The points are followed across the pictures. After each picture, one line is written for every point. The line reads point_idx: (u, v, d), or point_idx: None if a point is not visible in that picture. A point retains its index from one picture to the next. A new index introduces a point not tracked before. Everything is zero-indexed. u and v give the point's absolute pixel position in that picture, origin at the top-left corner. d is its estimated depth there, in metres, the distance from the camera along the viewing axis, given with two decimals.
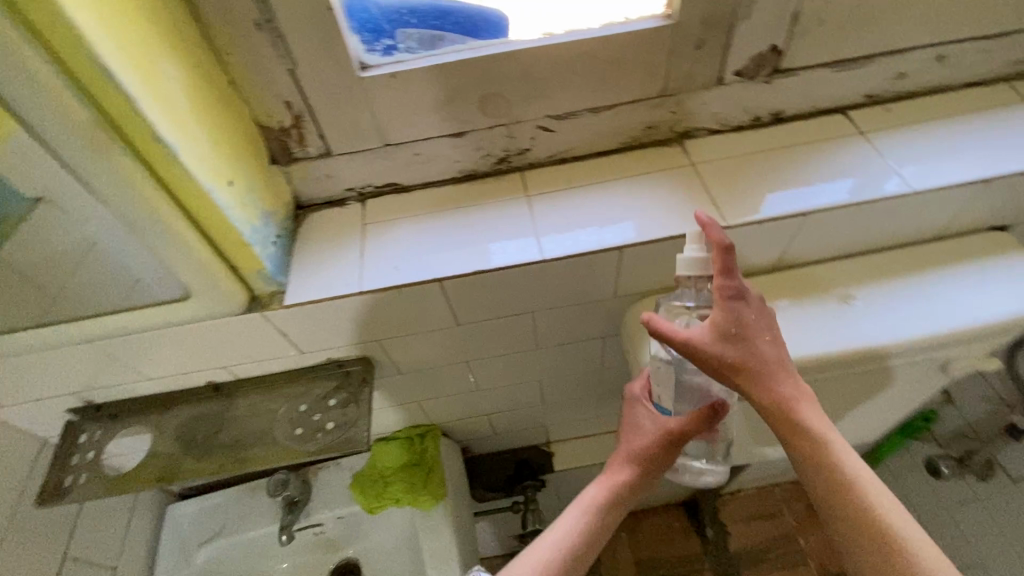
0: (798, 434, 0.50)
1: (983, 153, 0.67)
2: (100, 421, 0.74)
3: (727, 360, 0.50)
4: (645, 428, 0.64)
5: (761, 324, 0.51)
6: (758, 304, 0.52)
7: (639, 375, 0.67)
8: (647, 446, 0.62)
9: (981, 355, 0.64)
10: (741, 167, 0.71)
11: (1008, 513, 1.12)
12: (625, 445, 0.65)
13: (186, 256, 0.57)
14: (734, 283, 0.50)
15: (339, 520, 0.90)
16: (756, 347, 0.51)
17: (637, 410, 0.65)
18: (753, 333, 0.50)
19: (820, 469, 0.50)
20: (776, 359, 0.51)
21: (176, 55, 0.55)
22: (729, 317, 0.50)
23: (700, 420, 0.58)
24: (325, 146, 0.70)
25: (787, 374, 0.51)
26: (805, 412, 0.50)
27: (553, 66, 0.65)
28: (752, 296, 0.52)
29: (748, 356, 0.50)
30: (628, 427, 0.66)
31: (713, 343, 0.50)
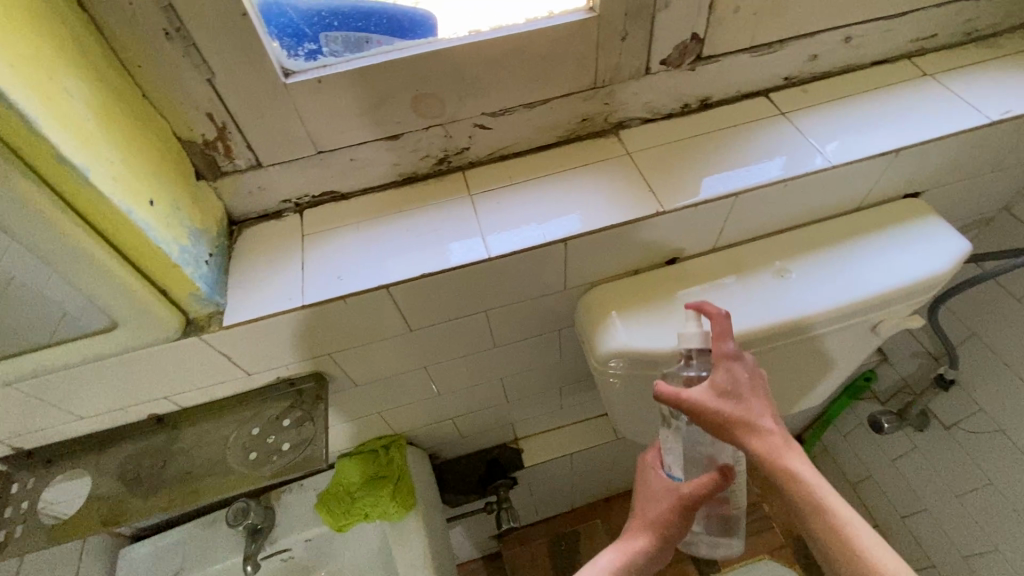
0: (794, 487, 0.52)
1: (893, 125, 0.72)
2: (36, 468, 0.74)
3: (726, 414, 0.54)
4: (659, 493, 0.65)
5: (757, 387, 0.56)
6: (755, 369, 0.57)
7: (650, 447, 0.70)
8: (662, 511, 0.63)
9: (899, 316, 0.73)
10: (674, 154, 0.73)
11: (941, 457, 1.15)
12: (641, 513, 0.66)
13: (109, 285, 0.52)
14: (731, 345, 0.56)
15: (307, 543, 0.97)
16: (752, 405, 0.55)
17: (650, 478, 0.67)
18: (751, 393, 0.55)
19: (820, 519, 0.51)
20: (772, 418, 0.55)
21: (78, 62, 0.49)
22: (728, 376, 0.55)
23: (711, 483, 0.60)
24: (254, 158, 0.65)
25: (782, 430, 0.55)
26: (801, 467, 0.53)
27: (483, 63, 0.63)
28: (751, 363, 0.57)
29: (746, 412, 0.54)
30: (643, 497, 0.67)
31: (714, 399, 0.54)
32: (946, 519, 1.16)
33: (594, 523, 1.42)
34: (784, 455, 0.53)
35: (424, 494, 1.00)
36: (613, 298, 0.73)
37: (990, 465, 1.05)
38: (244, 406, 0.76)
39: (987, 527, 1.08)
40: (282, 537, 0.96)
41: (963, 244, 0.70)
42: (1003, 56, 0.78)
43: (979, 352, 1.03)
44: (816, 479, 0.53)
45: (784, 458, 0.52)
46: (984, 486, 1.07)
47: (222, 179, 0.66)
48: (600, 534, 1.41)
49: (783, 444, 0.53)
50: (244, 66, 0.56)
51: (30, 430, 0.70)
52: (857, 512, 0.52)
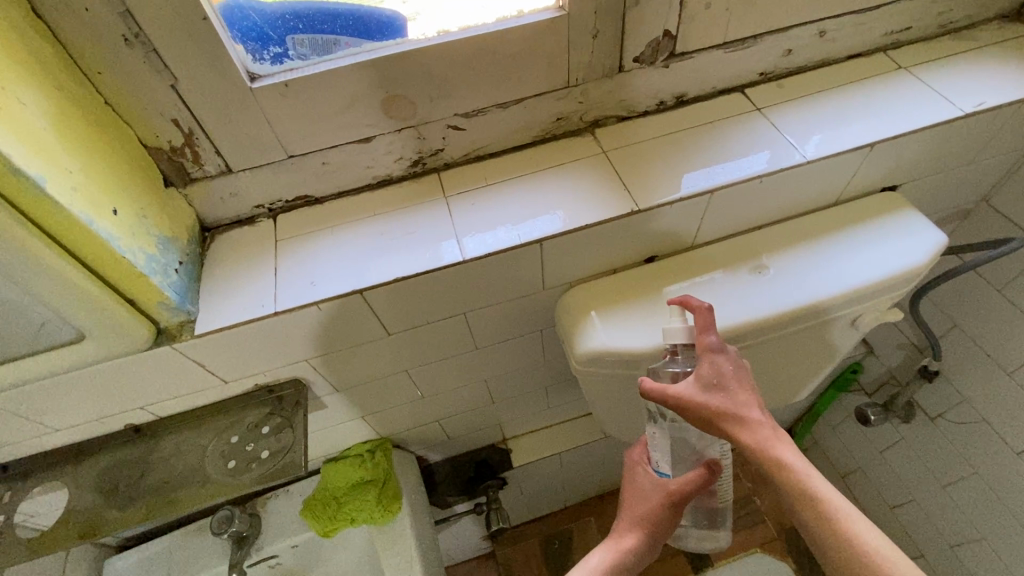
0: (785, 477, 0.50)
1: (869, 119, 0.72)
2: (10, 482, 0.72)
3: (712, 406, 0.53)
4: (647, 491, 0.64)
5: (744, 379, 0.55)
6: (740, 362, 0.56)
7: (637, 443, 0.70)
8: (649, 509, 0.62)
9: (878, 309, 0.73)
10: (650, 152, 0.72)
11: (928, 449, 1.16)
12: (629, 512, 0.65)
13: (73, 296, 0.51)
14: (714, 337, 0.56)
15: (294, 548, 0.97)
16: (739, 396, 0.54)
17: (638, 475, 0.67)
18: (737, 384, 0.54)
19: (810, 507, 0.49)
20: (761, 409, 0.54)
21: (33, 72, 0.48)
22: (712, 369, 0.55)
23: (697, 478, 0.60)
24: (224, 164, 0.64)
25: (771, 420, 0.53)
26: (788, 454, 0.51)
27: (453, 64, 0.62)
28: (735, 356, 0.57)
29: (732, 404, 0.53)
30: (631, 494, 0.67)
31: (699, 392, 0.54)
32: (934, 508, 1.17)
33: (587, 520, 1.42)
34: (773, 444, 0.51)
35: (412, 498, 0.99)
36: (592, 298, 0.73)
37: (976, 455, 1.06)
38: (223, 414, 0.75)
39: (973, 516, 1.09)
40: (269, 544, 0.96)
41: (940, 237, 0.70)
42: (976, 48, 0.78)
43: (963, 344, 1.03)
44: (808, 469, 0.51)
45: (773, 447, 0.51)
46: (970, 476, 1.08)
47: (192, 185, 0.65)
48: (593, 532, 1.41)
49: (772, 434, 0.52)
50: (208, 71, 0.55)
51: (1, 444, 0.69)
52: (853, 504, 0.49)
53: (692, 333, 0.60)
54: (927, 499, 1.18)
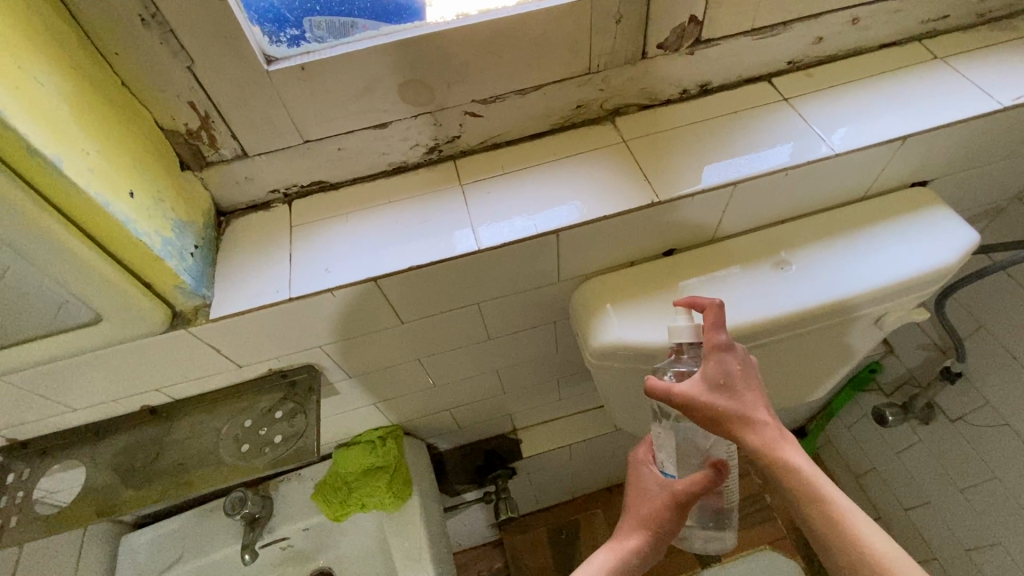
0: (788, 477, 0.50)
1: (902, 111, 0.69)
2: (30, 459, 0.74)
3: (716, 406, 0.52)
4: (651, 491, 0.63)
5: (751, 378, 0.54)
6: (748, 361, 0.55)
7: (642, 442, 0.69)
8: (654, 510, 0.61)
9: (905, 307, 0.71)
10: (672, 142, 0.70)
11: (946, 452, 1.13)
12: (633, 512, 0.64)
13: (90, 278, 0.52)
14: (722, 335, 0.54)
15: (305, 531, 0.98)
16: (747, 398, 0.53)
17: (643, 476, 0.66)
18: (744, 385, 0.53)
19: (814, 508, 0.49)
20: (768, 410, 0.53)
21: (52, 54, 0.47)
22: (718, 369, 0.53)
23: (705, 479, 0.58)
24: (240, 148, 0.63)
25: (776, 422, 0.53)
26: (791, 454, 0.51)
27: (472, 48, 0.61)
28: (743, 354, 0.55)
29: (740, 405, 0.52)
30: (635, 494, 0.66)
31: (706, 391, 0.53)
32: (949, 511, 1.15)
33: (595, 512, 1.42)
34: (778, 446, 0.51)
35: (421, 485, 1.00)
36: (608, 291, 0.72)
37: (996, 460, 1.03)
38: (235, 398, 0.76)
39: (990, 521, 1.07)
40: (280, 527, 0.97)
41: (971, 235, 0.68)
42: (1016, 38, 0.74)
43: (988, 346, 1.01)
44: (814, 470, 0.50)
45: (778, 449, 0.51)
46: (989, 480, 1.05)
47: (208, 169, 0.65)
48: (600, 523, 1.41)
49: (779, 437, 0.51)
50: (224, 53, 0.55)
51: (21, 422, 0.71)
52: (858, 505, 0.49)
53: (699, 331, 0.58)
54: (944, 502, 1.16)
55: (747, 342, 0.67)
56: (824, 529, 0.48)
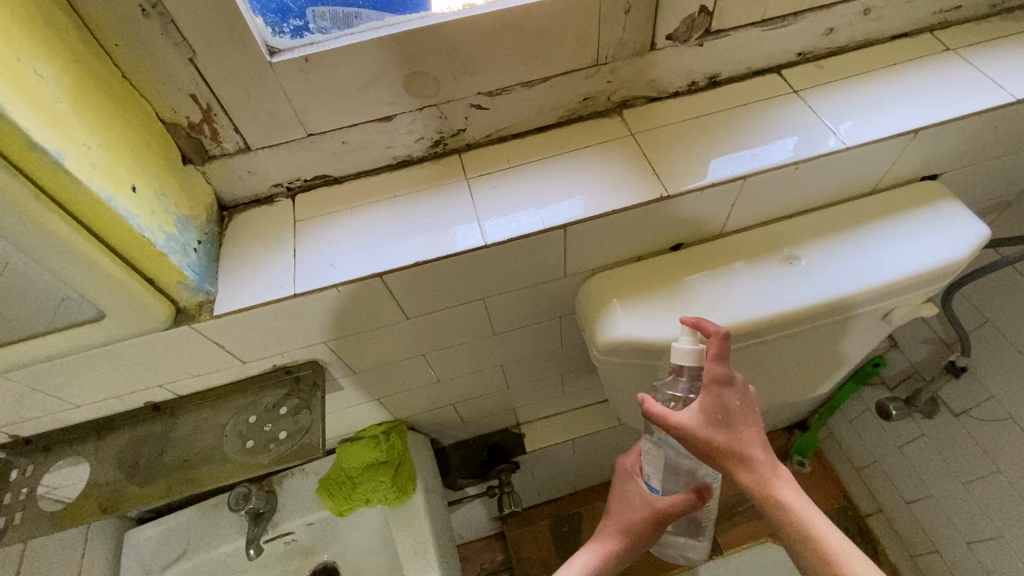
0: (779, 511, 0.53)
1: (913, 103, 0.68)
2: (34, 456, 0.74)
3: (714, 442, 0.53)
4: (634, 504, 0.66)
5: (748, 411, 0.54)
6: (746, 392, 0.55)
7: (630, 451, 0.70)
8: (635, 522, 0.64)
9: (914, 302, 0.70)
10: (680, 136, 0.69)
11: (949, 445, 1.13)
12: (614, 519, 0.67)
13: (93, 275, 0.51)
14: (724, 369, 0.53)
15: (309, 526, 0.98)
16: (743, 434, 0.53)
17: (628, 485, 0.67)
18: (742, 420, 0.54)
19: (803, 541, 0.52)
20: (762, 443, 0.54)
21: (51, 44, 0.46)
22: (717, 404, 0.53)
23: (687, 502, 0.61)
24: (242, 142, 0.62)
25: (769, 455, 0.54)
26: (781, 490, 0.53)
27: (479, 39, 0.60)
28: (742, 385, 0.55)
29: (736, 442, 0.53)
30: (618, 501, 0.68)
31: (704, 427, 0.53)
32: (951, 505, 1.16)
33: (598, 505, 1.43)
34: (771, 482, 0.53)
35: (425, 480, 0.99)
36: (615, 286, 0.71)
37: (999, 454, 1.03)
38: (239, 394, 0.75)
39: (992, 514, 1.07)
40: (284, 522, 0.97)
41: (982, 229, 0.67)
42: None
43: (994, 340, 1.00)
44: (804, 505, 0.53)
45: (771, 485, 0.53)
46: (991, 474, 1.06)
47: (210, 163, 0.64)
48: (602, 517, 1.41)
49: (771, 473, 0.53)
50: (227, 44, 0.53)
51: (23, 419, 0.70)
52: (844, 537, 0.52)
53: (700, 356, 0.58)
54: (945, 494, 1.17)
55: (755, 337, 0.67)
56: (809, 557, 0.51)
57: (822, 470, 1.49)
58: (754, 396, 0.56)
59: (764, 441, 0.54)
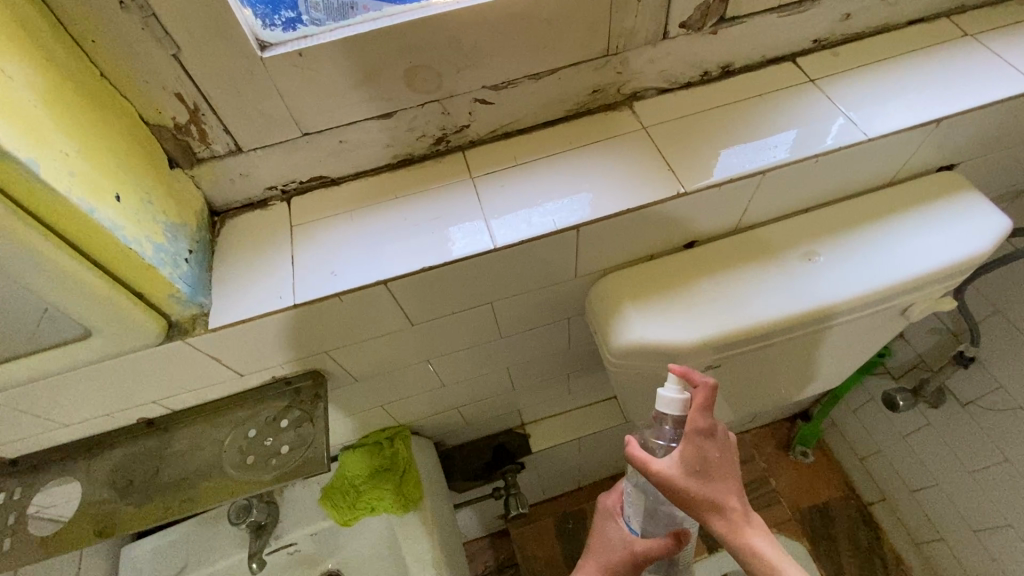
0: (754, 563, 0.52)
1: (933, 91, 0.66)
2: (22, 477, 0.70)
3: (691, 490, 0.52)
4: (612, 544, 0.64)
5: (727, 462, 0.54)
6: (725, 441, 0.55)
7: (612, 490, 0.69)
8: (611, 563, 0.62)
9: (931, 297, 0.69)
10: (693, 129, 0.67)
11: (956, 435, 1.12)
12: (590, 559, 0.65)
13: (75, 290, 0.47)
14: (706, 421, 0.52)
15: (312, 536, 0.96)
16: (720, 485, 0.53)
17: (607, 525, 0.66)
18: (720, 471, 0.53)
19: None
20: (739, 494, 0.54)
21: (20, 41, 0.42)
22: (696, 455, 0.52)
23: (664, 545, 0.59)
24: (233, 143, 0.59)
25: (745, 506, 0.54)
26: (756, 543, 0.52)
27: (484, 30, 0.56)
28: (722, 436, 0.54)
29: (713, 492, 0.52)
30: (596, 540, 0.66)
31: (683, 476, 0.52)
32: (957, 494, 1.16)
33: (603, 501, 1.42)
34: (745, 534, 0.52)
35: (430, 485, 0.97)
36: (628, 287, 0.68)
37: (1007, 443, 1.03)
38: (237, 408, 0.72)
39: (999, 503, 1.07)
40: (287, 533, 0.95)
41: (1002, 222, 0.65)
42: None
43: (1003, 329, 1.00)
44: (779, 558, 0.52)
45: (745, 537, 0.52)
46: (998, 463, 1.05)
47: (199, 167, 0.60)
48: None
49: (745, 524, 0.52)
50: (216, 38, 0.50)
51: (9, 440, 0.66)
52: None
53: (686, 405, 0.56)
54: (950, 484, 1.17)
55: (773, 337, 0.65)
56: None
57: (825, 461, 1.48)
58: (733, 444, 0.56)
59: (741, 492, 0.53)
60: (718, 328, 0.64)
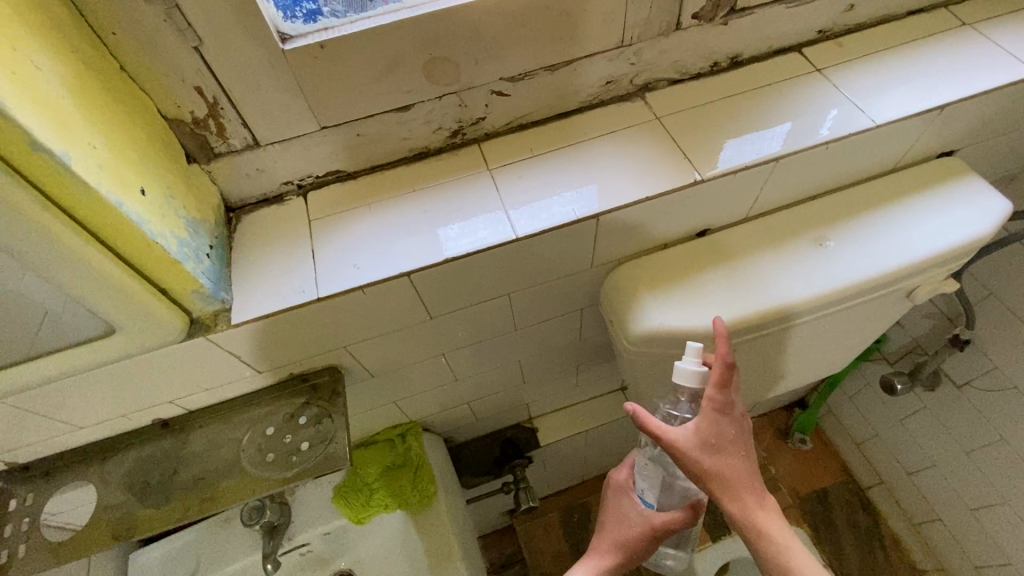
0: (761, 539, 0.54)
1: (935, 79, 0.67)
2: (33, 482, 0.68)
3: (705, 463, 0.53)
4: (629, 519, 0.64)
5: (742, 441, 0.55)
6: (742, 421, 0.56)
7: (622, 465, 0.68)
8: (630, 539, 0.63)
9: (937, 279, 0.70)
10: (705, 118, 0.68)
11: (953, 416, 1.15)
12: (608, 535, 0.65)
13: (101, 284, 0.47)
14: (724, 397, 0.53)
15: (326, 535, 0.96)
16: (732, 460, 0.54)
17: (621, 501, 0.66)
18: (734, 448, 0.54)
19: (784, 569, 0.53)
20: (749, 471, 0.55)
21: (49, 33, 0.42)
22: (714, 428, 0.53)
23: (681, 518, 0.61)
24: (251, 137, 0.58)
25: (756, 484, 0.55)
26: (763, 518, 0.54)
27: (504, 22, 0.57)
28: (739, 415, 0.55)
29: (726, 466, 0.53)
30: (611, 516, 0.67)
31: (705, 445, 0.53)
32: (954, 474, 1.19)
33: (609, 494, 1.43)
34: (753, 509, 0.54)
35: (443, 480, 0.97)
36: (647, 275, 0.69)
37: (1002, 423, 1.06)
38: (254, 405, 0.71)
39: (995, 482, 1.10)
40: (300, 532, 0.94)
41: (1004, 203, 0.68)
42: None
43: (997, 312, 1.03)
44: (785, 532, 0.54)
45: (753, 512, 0.54)
46: (993, 443, 1.09)
47: (216, 162, 0.59)
48: None
49: (754, 500, 0.54)
50: (239, 30, 0.49)
51: (21, 444, 0.65)
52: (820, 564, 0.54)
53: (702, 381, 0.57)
54: (947, 464, 1.20)
55: (788, 320, 0.67)
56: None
57: (824, 447, 1.51)
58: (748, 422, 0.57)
59: (752, 473, 0.55)
60: (735, 313, 0.65)
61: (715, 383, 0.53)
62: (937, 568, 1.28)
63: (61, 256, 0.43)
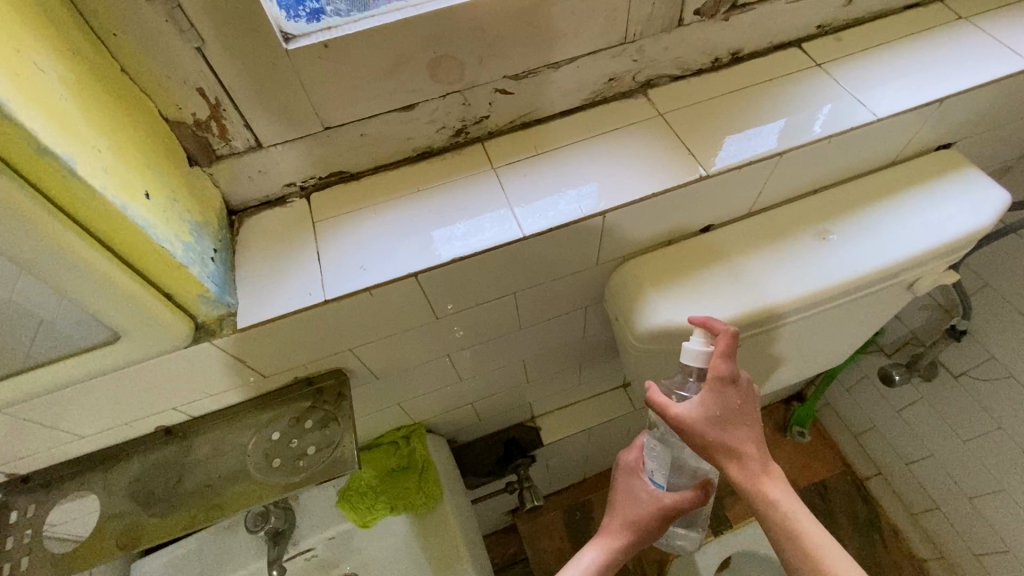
0: (767, 509, 0.54)
1: (933, 72, 0.68)
2: (34, 494, 0.67)
3: (708, 434, 0.54)
4: (639, 499, 0.64)
5: (749, 411, 0.56)
6: (749, 390, 0.56)
7: (632, 447, 0.69)
8: (640, 518, 0.63)
9: (938, 270, 0.71)
10: (708, 114, 0.68)
11: (949, 406, 1.17)
12: (618, 515, 0.65)
13: (106, 290, 0.46)
14: (730, 367, 0.54)
15: (329, 540, 0.95)
16: (737, 432, 0.54)
17: (631, 482, 0.66)
18: (739, 419, 0.54)
19: (791, 539, 0.53)
20: (756, 443, 0.55)
21: (50, 35, 0.41)
22: (718, 401, 0.54)
23: (692, 497, 0.61)
24: (253, 138, 0.57)
25: (762, 454, 0.56)
26: (770, 487, 0.54)
27: (508, 20, 0.57)
28: (745, 386, 0.56)
29: (729, 437, 0.54)
30: (621, 497, 0.67)
31: (707, 417, 0.54)
32: (952, 463, 1.20)
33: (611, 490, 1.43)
34: (759, 479, 0.54)
35: (448, 481, 0.96)
36: (651, 271, 0.69)
37: (1000, 411, 1.08)
38: (259, 411, 0.71)
39: (993, 469, 1.11)
40: (304, 538, 0.94)
41: (1003, 195, 0.68)
42: None
43: (992, 301, 1.04)
44: (793, 504, 0.54)
45: (759, 483, 0.54)
46: (991, 431, 1.10)
47: (218, 164, 0.58)
48: None
49: (760, 469, 0.54)
50: (242, 31, 0.49)
51: (21, 455, 0.64)
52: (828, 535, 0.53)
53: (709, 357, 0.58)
54: (944, 453, 1.21)
55: (793, 314, 0.67)
56: (793, 549, 0.53)
57: (823, 439, 1.53)
58: (755, 393, 0.57)
59: (758, 444, 0.55)
60: (740, 308, 0.65)
61: (720, 353, 0.55)
62: (936, 556, 1.29)
63: (66, 261, 0.42)
